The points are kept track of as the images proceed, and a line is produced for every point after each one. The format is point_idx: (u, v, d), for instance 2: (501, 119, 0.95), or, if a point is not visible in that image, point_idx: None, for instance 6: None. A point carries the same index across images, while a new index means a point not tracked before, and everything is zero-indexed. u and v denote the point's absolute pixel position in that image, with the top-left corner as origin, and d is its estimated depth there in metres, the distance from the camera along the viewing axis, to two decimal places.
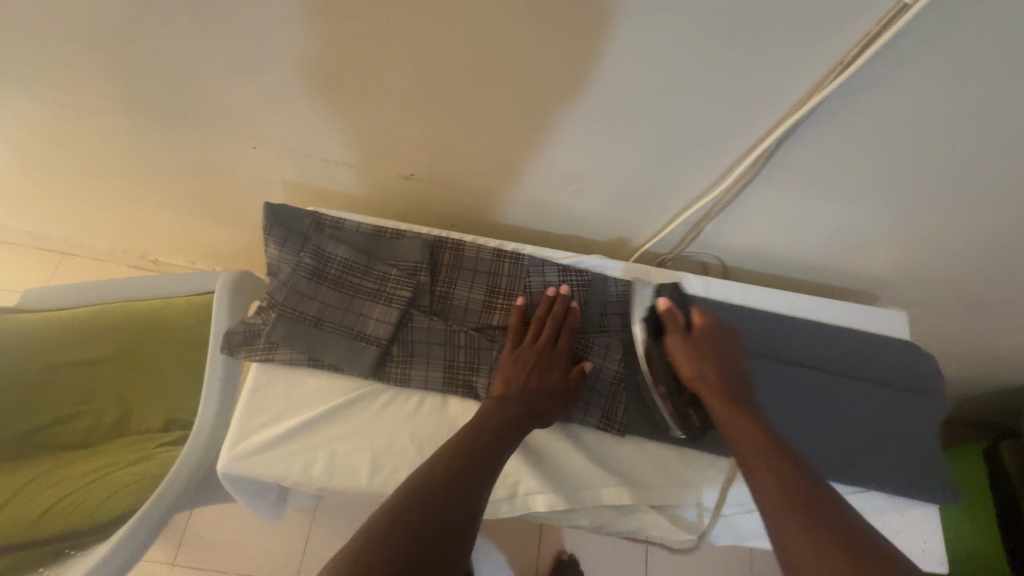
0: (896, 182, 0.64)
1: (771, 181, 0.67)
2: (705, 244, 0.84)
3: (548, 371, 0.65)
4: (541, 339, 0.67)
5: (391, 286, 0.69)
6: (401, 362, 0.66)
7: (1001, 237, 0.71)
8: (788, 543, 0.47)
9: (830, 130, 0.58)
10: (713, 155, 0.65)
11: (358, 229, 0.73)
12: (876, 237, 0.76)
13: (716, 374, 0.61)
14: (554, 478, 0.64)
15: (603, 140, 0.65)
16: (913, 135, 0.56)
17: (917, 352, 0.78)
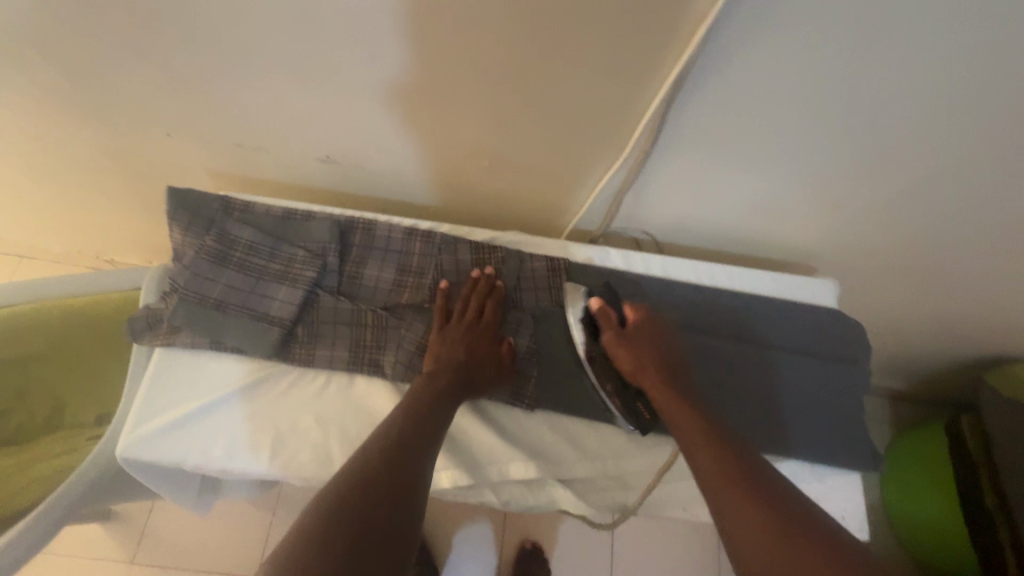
0: (797, 140, 0.64)
1: (676, 142, 0.67)
2: (632, 217, 0.83)
3: (477, 347, 0.66)
4: (466, 316, 0.67)
5: (297, 268, 0.68)
6: (306, 342, 0.66)
7: (916, 197, 0.71)
8: (728, 521, 0.51)
9: (715, 84, 0.57)
10: (611, 116, 0.65)
11: (267, 212, 0.72)
12: (795, 201, 0.75)
13: (653, 367, 0.63)
14: (459, 454, 0.63)
15: (500, 103, 0.65)
16: (796, 86, 0.56)
17: (843, 320, 0.76)
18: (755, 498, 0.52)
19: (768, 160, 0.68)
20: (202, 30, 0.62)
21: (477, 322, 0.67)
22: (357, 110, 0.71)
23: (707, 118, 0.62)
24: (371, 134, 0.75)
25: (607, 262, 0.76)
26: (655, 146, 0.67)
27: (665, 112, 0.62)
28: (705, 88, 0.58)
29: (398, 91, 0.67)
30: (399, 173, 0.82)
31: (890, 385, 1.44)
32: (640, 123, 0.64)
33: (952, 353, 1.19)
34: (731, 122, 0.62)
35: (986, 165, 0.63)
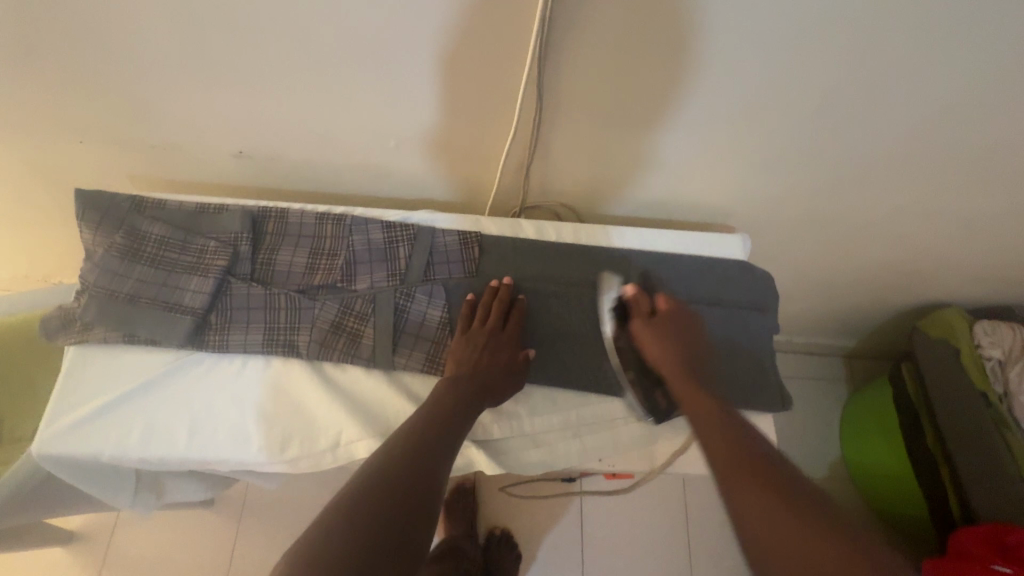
0: (670, 92, 0.68)
1: (562, 107, 0.71)
2: (544, 189, 0.86)
3: (497, 354, 0.67)
4: (488, 324, 0.69)
5: (209, 258, 0.69)
6: (220, 329, 0.67)
7: (801, 139, 0.75)
8: (742, 508, 0.50)
9: (577, 45, 0.62)
10: (496, 85, 0.68)
11: (179, 207, 0.73)
12: (688, 157, 0.79)
13: (675, 355, 0.64)
14: (376, 424, 0.65)
15: (390, 78, 0.68)
16: (650, 38, 0.61)
17: (749, 269, 0.79)
18: (771, 483, 0.51)
19: (651, 117, 0.72)
20: (88, 31, 0.64)
21: (499, 330, 0.69)
22: (261, 99, 0.73)
23: (587, 76, 0.66)
24: (278, 124, 0.77)
25: (519, 232, 0.79)
26: (543, 112, 0.71)
27: (546, 70, 0.65)
28: (577, 44, 0.62)
29: (292, 76, 0.70)
30: (314, 163, 0.84)
31: (838, 343, 1.48)
32: (524, 89, 0.67)
33: (883, 301, 1.24)
34: (605, 79, 0.67)
35: (853, 100, 0.67)
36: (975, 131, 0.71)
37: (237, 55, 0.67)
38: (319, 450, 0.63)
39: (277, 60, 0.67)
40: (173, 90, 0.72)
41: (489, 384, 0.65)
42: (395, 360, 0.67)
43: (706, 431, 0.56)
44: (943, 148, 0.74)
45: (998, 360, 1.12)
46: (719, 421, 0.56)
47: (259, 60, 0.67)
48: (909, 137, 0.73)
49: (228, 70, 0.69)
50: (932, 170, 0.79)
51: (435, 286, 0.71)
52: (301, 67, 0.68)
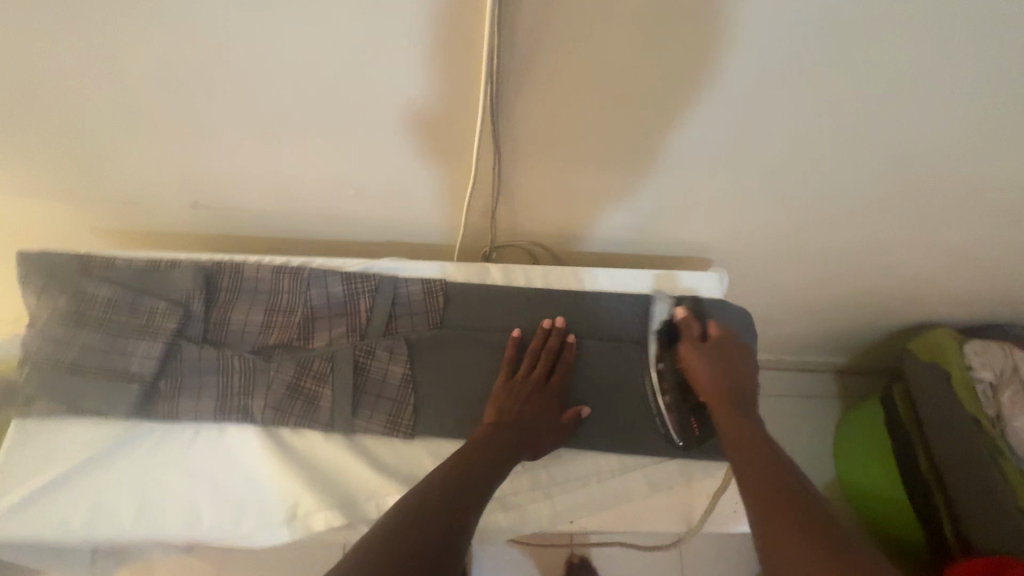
0: (628, 138, 0.66)
1: (519, 156, 0.69)
2: (514, 231, 0.84)
3: (542, 406, 0.66)
4: (535, 374, 0.67)
5: (159, 320, 0.66)
6: (170, 396, 0.64)
7: (774, 177, 0.72)
8: (767, 530, 0.48)
9: (527, 97, 0.60)
10: (448, 136, 0.66)
11: (129, 265, 0.70)
12: (657, 196, 0.77)
13: (722, 380, 0.63)
14: (336, 494, 0.62)
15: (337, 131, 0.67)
16: (601, 87, 0.58)
17: (726, 308, 0.75)
18: (799, 512, 0.48)
19: (613, 162, 0.70)
20: (25, 100, 0.63)
21: (545, 383, 0.68)
22: (213, 151, 0.71)
23: (543, 125, 0.64)
24: (232, 173, 0.74)
25: (487, 279, 0.76)
26: (500, 161, 0.69)
27: (502, 118, 0.62)
28: (535, 93, 0.59)
29: (240, 134, 0.68)
30: (272, 211, 0.81)
31: (828, 360, 1.46)
32: (478, 137, 0.65)
33: (871, 324, 1.22)
34: (561, 129, 0.64)
35: (824, 141, 0.65)
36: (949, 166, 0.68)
37: (181, 115, 0.65)
38: (275, 524, 0.60)
39: (221, 118, 0.66)
40: (119, 150, 0.71)
41: (532, 441, 0.64)
42: (355, 423, 0.64)
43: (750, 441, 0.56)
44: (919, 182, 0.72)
45: (990, 383, 1.09)
46: (759, 440, 0.56)
47: (203, 119, 0.66)
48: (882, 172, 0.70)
49: (174, 130, 0.67)
50: (909, 201, 0.77)
51: (396, 341, 0.68)
52: (247, 125, 0.67)
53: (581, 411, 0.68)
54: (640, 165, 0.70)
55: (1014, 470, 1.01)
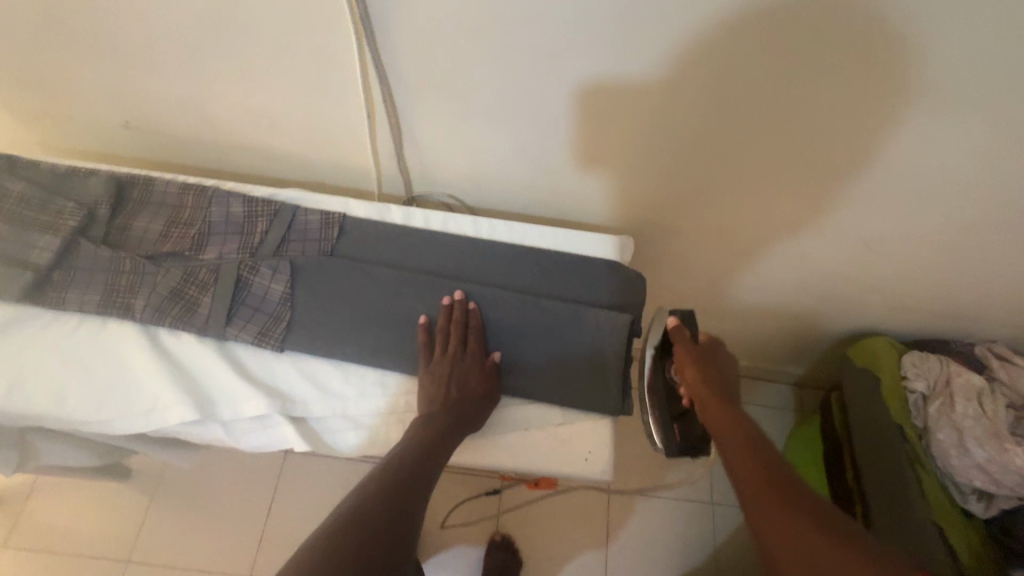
0: (507, 80, 0.69)
1: (410, 93, 0.73)
2: (426, 179, 0.87)
3: (464, 379, 0.65)
4: (449, 350, 0.67)
5: (65, 218, 0.70)
6: (60, 287, 0.68)
7: (666, 136, 0.74)
8: (774, 524, 0.53)
9: (401, 26, 0.64)
10: (340, 68, 0.70)
11: (50, 168, 0.75)
12: (554, 153, 0.79)
13: (708, 387, 0.69)
14: (195, 392, 0.64)
15: (243, 59, 0.71)
16: (467, 19, 0.63)
17: (616, 270, 0.75)
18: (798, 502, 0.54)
19: (501, 109, 0.74)
20: None
21: (462, 354, 0.67)
22: (138, 68, 0.75)
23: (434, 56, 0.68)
24: (158, 95, 0.79)
25: (386, 217, 0.78)
26: (394, 97, 0.74)
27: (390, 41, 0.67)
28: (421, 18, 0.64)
29: (154, 56, 0.73)
30: (200, 138, 0.85)
31: (779, 369, 1.43)
32: (363, 66, 0.69)
33: (808, 326, 1.21)
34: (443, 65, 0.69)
35: (702, 95, 0.67)
36: (836, 136, 0.69)
37: (98, 33, 0.71)
38: (134, 413, 0.63)
39: (134, 37, 0.71)
40: (50, 65, 0.76)
41: (463, 409, 0.64)
42: (227, 331, 0.67)
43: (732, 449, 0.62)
44: (812, 153, 0.72)
45: (923, 394, 1.06)
46: (748, 446, 0.61)
47: (118, 37, 0.71)
48: (772, 140, 0.71)
49: (95, 49, 0.73)
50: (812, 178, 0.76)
51: (281, 261, 0.71)
52: (159, 46, 0.71)
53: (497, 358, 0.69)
54: (530, 114, 0.74)
55: (933, 487, 1.00)
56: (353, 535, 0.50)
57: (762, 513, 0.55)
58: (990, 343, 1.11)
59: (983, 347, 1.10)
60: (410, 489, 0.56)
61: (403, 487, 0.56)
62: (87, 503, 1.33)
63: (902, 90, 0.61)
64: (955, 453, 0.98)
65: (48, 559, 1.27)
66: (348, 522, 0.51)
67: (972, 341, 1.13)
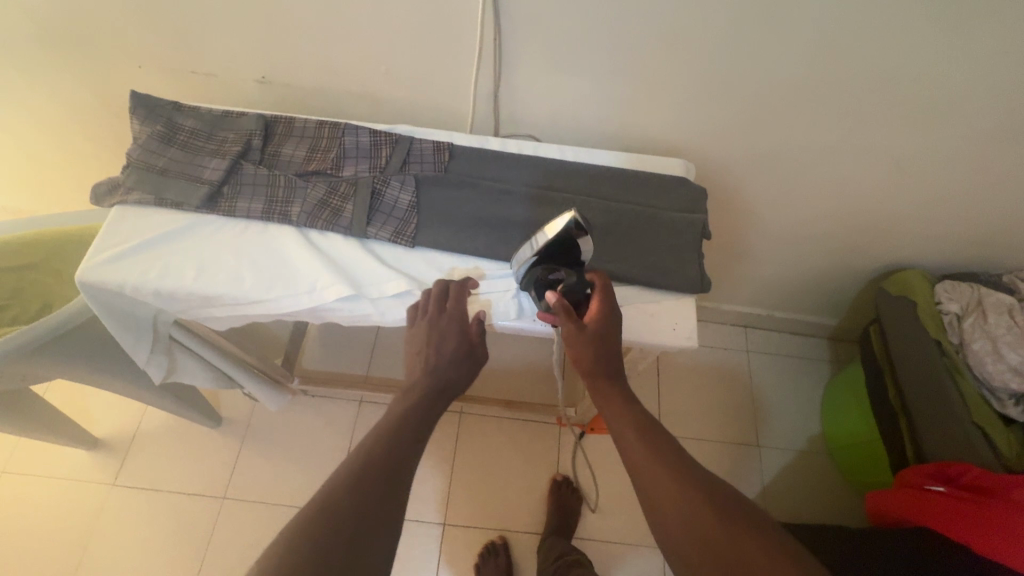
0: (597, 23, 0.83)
1: (511, 42, 0.87)
2: (513, 121, 1.01)
3: (445, 337, 0.70)
4: (431, 313, 0.72)
5: (229, 146, 0.85)
6: (229, 198, 0.82)
7: (727, 56, 0.88)
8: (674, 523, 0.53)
9: None
10: (456, 20, 0.84)
11: (210, 110, 0.90)
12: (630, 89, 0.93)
13: (591, 365, 0.65)
14: (348, 276, 0.77)
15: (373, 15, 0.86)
16: None
17: (685, 184, 0.89)
18: (711, 499, 0.54)
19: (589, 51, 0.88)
20: None
21: (441, 314, 0.71)
22: (282, 26, 0.90)
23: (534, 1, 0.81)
24: (294, 46, 0.93)
25: (486, 146, 0.92)
26: (498, 45, 0.88)
27: None
28: None
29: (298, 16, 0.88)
30: (321, 91, 1.00)
31: (813, 319, 1.62)
32: (477, 20, 0.83)
33: (843, 260, 1.33)
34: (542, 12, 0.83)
35: (760, 14, 0.81)
36: (874, 43, 0.84)
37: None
38: (300, 292, 0.77)
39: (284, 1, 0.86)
40: (208, 28, 0.92)
41: (445, 370, 0.67)
42: (367, 230, 0.81)
43: (623, 432, 0.62)
44: (854, 60, 0.87)
45: (956, 313, 1.16)
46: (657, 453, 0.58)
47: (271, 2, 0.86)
48: (819, 51, 0.86)
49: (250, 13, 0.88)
50: (849, 86, 0.91)
51: (407, 177, 0.85)
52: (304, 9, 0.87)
53: (483, 316, 0.74)
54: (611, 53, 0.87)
55: (974, 395, 1.08)
56: (348, 497, 0.51)
57: (674, 514, 0.53)
58: (1017, 273, 1.21)
59: (1011, 277, 1.20)
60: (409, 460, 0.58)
61: (385, 461, 0.56)
62: (187, 444, 1.46)
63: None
64: (990, 360, 1.08)
65: (151, 495, 1.40)
66: (341, 481, 0.52)
67: (999, 272, 1.24)
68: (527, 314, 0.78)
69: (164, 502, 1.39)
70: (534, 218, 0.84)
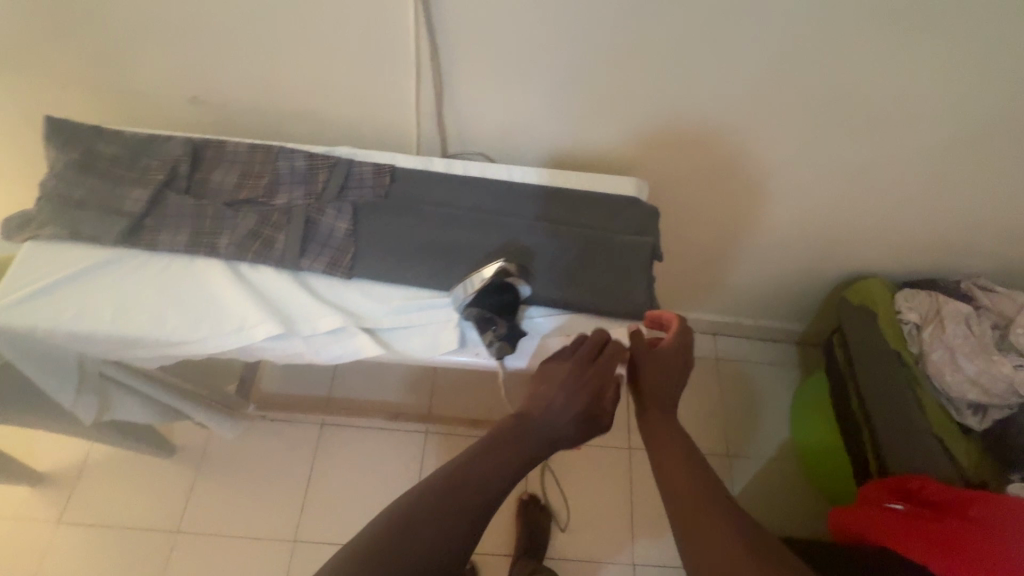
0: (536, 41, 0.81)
1: (449, 59, 0.84)
2: (460, 139, 0.97)
3: (586, 385, 0.72)
4: (575, 361, 0.73)
5: (152, 174, 0.80)
6: (152, 230, 0.77)
7: (677, 67, 0.86)
8: (697, 535, 0.64)
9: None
10: (389, 36, 0.81)
11: (133, 135, 0.85)
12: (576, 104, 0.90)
13: (659, 390, 0.76)
14: (278, 313, 0.73)
15: (303, 32, 0.82)
16: None
17: (635, 203, 0.87)
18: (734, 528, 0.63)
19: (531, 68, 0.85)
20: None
21: (576, 361, 0.73)
22: (207, 44, 0.85)
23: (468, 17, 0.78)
24: (222, 64, 0.88)
25: (430, 167, 0.88)
26: (437, 61, 0.84)
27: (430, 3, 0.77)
28: None
29: (223, 33, 0.83)
30: (258, 111, 0.95)
31: (780, 326, 1.62)
32: (410, 36, 0.80)
33: (804, 270, 1.33)
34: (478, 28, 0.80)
35: (707, 23, 0.80)
36: (823, 50, 0.83)
37: (174, 16, 0.81)
38: (227, 331, 0.72)
39: (207, 19, 0.82)
40: (128, 45, 0.86)
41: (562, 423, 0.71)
42: (301, 262, 0.77)
43: (659, 457, 0.73)
44: (804, 69, 0.86)
45: (916, 324, 1.15)
46: (692, 472, 0.70)
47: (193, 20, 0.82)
48: (769, 60, 0.85)
49: (171, 30, 0.83)
50: (802, 96, 0.90)
51: (344, 204, 0.81)
52: (230, 27, 0.82)
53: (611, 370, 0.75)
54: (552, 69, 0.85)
55: (932, 406, 1.08)
56: (438, 504, 0.63)
57: (702, 529, 0.64)
58: (975, 278, 1.21)
59: (969, 283, 1.19)
60: (485, 481, 0.66)
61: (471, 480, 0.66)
62: (138, 477, 1.39)
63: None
64: (949, 370, 1.07)
65: (99, 533, 1.33)
66: (424, 490, 0.64)
67: (958, 278, 1.24)
68: (470, 344, 0.75)
69: (113, 539, 1.33)
70: (479, 243, 0.81)
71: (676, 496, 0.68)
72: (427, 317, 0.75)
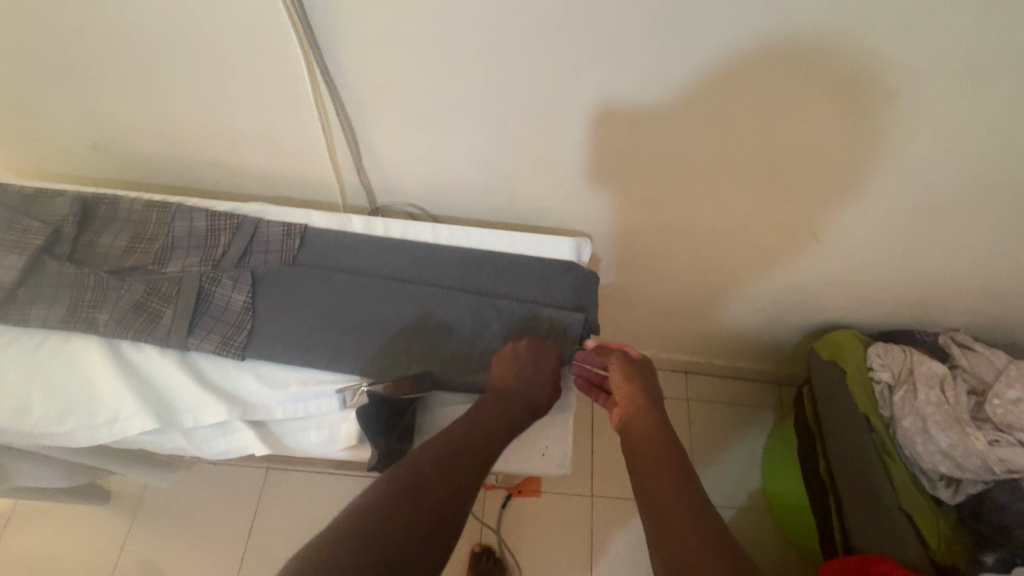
0: (458, 96, 0.73)
1: (364, 111, 0.77)
2: (389, 189, 0.90)
3: (540, 374, 0.68)
4: (523, 353, 0.69)
5: (29, 238, 0.72)
6: (25, 303, 0.69)
7: None
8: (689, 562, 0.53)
9: (347, 46, 0.68)
10: (295, 88, 0.73)
11: (16, 190, 0.77)
12: (510, 157, 0.83)
13: (637, 395, 0.70)
14: (157, 402, 0.66)
15: (200, 82, 0.74)
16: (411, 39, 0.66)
17: (571, 270, 0.79)
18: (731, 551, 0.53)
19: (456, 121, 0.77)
20: None
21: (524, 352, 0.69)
22: (99, 91, 0.77)
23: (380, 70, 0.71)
24: (119, 112, 0.80)
25: (347, 227, 0.80)
26: (352, 113, 0.77)
27: (335, 55, 0.69)
28: (363, 32, 0.66)
29: (114, 82, 0.76)
30: (167, 158, 0.88)
31: (753, 367, 1.54)
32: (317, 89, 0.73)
33: (774, 319, 1.25)
34: (392, 81, 0.72)
35: None
36: None
37: (58, 64, 0.74)
38: (98, 423, 0.65)
39: (94, 67, 0.74)
40: (13, 91, 0.78)
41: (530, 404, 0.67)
42: (189, 341, 0.69)
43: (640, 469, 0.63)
44: None
45: (888, 384, 1.07)
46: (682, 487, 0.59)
47: (80, 67, 0.74)
48: None
49: (57, 77, 0.76)
50: None
51: (243, 272, 0.73)
52: (120, 75, 0.75)
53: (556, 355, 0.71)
54: (478, 124, 0.77)
55: (903, 477, 1.00)
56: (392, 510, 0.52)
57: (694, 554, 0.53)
58: (953, 332, 1.13)
59: (946, 337, 1.12)
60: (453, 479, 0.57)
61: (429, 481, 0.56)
62: (69, 526, 1.32)
63: (833, 88, 0.66)
64: (920, 440, 0.99)
65: None
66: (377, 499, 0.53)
67: (936, 331, 1.16)
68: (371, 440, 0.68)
69: None
70: (391, 318, 0.73)
71: (664, 515, 0.58)
72: (308, 411, 0.67)
